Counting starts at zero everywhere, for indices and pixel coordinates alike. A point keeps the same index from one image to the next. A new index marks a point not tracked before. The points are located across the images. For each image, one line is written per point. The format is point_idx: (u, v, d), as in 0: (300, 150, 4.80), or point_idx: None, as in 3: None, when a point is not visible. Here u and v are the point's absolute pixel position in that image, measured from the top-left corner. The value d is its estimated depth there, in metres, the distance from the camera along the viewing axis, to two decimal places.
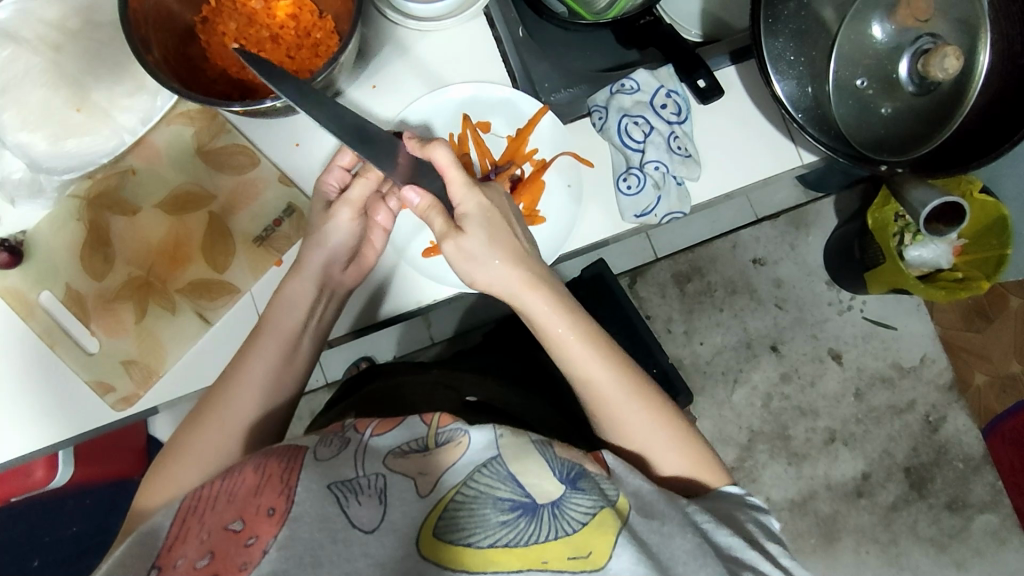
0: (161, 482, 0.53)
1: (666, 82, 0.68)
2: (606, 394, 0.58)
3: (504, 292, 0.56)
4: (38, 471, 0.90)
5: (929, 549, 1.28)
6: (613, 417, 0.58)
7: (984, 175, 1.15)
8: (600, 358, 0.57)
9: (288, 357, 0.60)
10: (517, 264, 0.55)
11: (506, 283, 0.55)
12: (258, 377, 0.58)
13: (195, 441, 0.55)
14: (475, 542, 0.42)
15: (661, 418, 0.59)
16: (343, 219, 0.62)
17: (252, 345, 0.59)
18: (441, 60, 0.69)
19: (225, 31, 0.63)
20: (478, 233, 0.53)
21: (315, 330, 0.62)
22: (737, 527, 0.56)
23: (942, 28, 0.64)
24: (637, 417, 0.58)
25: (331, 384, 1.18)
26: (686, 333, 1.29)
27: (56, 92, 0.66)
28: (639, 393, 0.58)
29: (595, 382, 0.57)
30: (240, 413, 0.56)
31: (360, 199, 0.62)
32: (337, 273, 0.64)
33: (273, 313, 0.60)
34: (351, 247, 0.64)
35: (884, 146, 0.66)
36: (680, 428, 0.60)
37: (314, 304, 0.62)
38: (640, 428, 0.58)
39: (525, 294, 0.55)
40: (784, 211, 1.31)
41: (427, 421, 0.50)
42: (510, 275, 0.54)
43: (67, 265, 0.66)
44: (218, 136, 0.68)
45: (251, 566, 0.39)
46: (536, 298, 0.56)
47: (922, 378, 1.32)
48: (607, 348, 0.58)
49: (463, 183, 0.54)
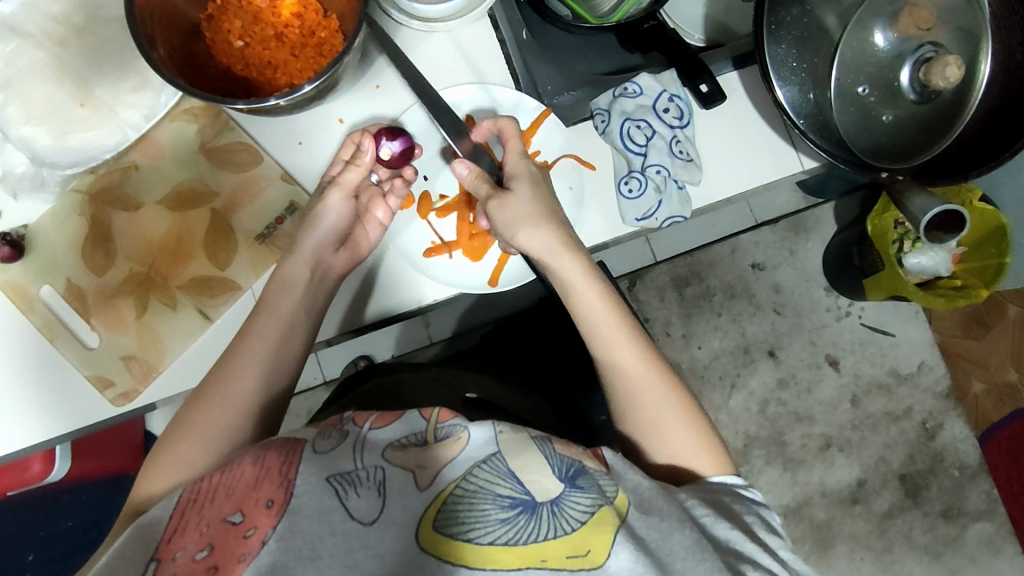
0: (162, 465, 0.52)
1: (668, 86, 0.68)
2: (626, 368, 0.60)
3: (541, 255, 0.61)
4: (35, 465, 0.90)
5: (923, 557, 1.28)
6: (626, 395, 0.60)
7: (984, 183, 1.15)
8: (624, 330, 0.61)
9: (287, 337, 0.60)
10: (555, 230, 0.60)
11: (544, 243, 0.60)
12: (259, 356, 0.58)
13: (194, 413, 0.55)
14: (474, 538, 0.42)
15: (673, 393, 0.60)
16: (335, 201, 0.63)
17: (251, 326, 0.60)
18: (445, 60, 0.69)
19: (231, 28, 0.63)
20: (524, 191, 0.60)
21: (312, 313, 0.63)
22: (734, 516, 0.56)
23: (943, 38, 0.65)
24: (649, 392, 0.60)
25: (328, 382, 1.18)
26: (684, 338, 1.30)
27: (60, 87, 0.67)
28: (654, 365, 0.61)
29: (616, 354, 0.60)
30: (240, 389, 0.57)
31: (352, 182, 0.63)
32: (329, 255, 0.64)
33: (271, 295, 0.61)
34: (342, 231, 0.64)
35: (885, 152, 0.67)
36: (692, 409, 0.61)
37: (308, 286, 0.63)
38: (653, 404, 0.60)
39: (562, 258, 0.60)
40: (786, 215, 1.32)
41: (426, 416, 0.50)
42: (549, 238, 0.60)
43: (68, 259, 0.66)
44: (221, 133, 0.68)
45: (250, 558, 0.40)
46: (568, 262, 0.61)
47: (919, 386, 1.32)
48: (628, 322, 0.62)
49: (519, 152, 0.62)
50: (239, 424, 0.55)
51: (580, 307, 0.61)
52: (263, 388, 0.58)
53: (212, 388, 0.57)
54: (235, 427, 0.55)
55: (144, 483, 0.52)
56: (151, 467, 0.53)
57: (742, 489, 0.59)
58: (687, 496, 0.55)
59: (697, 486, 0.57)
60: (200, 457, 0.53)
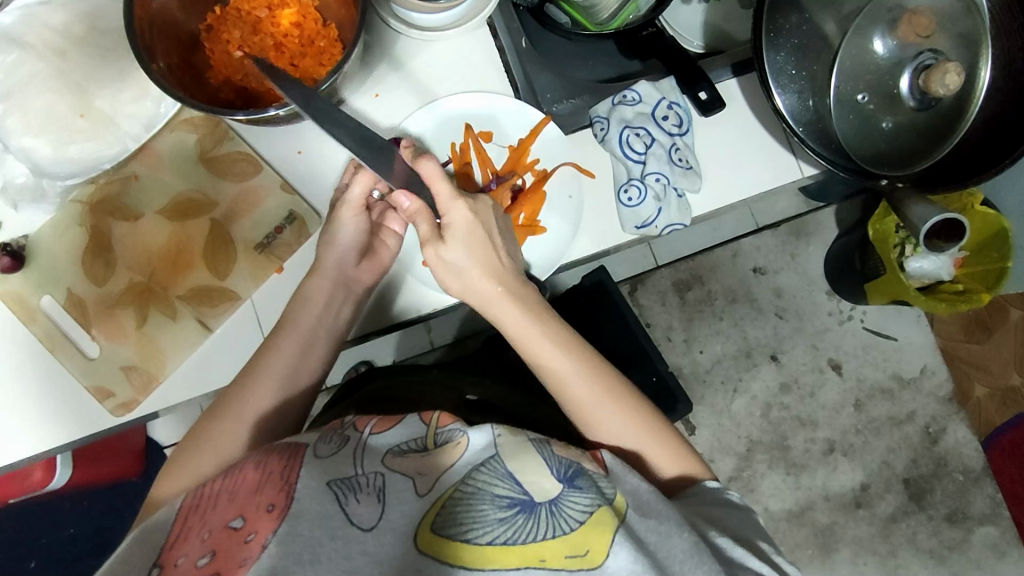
0: (183, 472, 0.53)
1: (668, 94, 0.68)
2: (583, 397, 0.58)
3: (480, 303, 0.57)
4: (36, 473, 0.90)
5: (928, 561, 1.28)
6: (594, 419, 0.58)
7: (986, 186, 1.14)
8: (578, 366, 0.58)
9: (305, 353, 0.61)
10: (498, 282, 0.56)
11: (485, 295, 0.57)
12: (277, 368, 0.59)
13: (216, 426, 0.56)
14: (473, 538, 0.43)
15: (640, 419, 0.59)
16: (346, 219, 0.62)
17: (270, 343, 0.60)
18: (444, 70, 0.69)
19: (230, 38, 0.63)
20: (459, 248, 0.55)
21: (331, 331, 0.63)
22: (733, 528, 0.56)
23: (943, 44, 0.64)
24: (613, 417, 0.58)
25: (330, 390, 1.18)
26: (686, 342, 1.29)
27: (60, 98, 0.66)
28: (616, 395, 0.58)
29: (573, 389, 0.58)
30: (258, 403, 0.57)
31: (360, 198, 0.62)
32: (351, 269, 0.64)
33: (292, 311, 0.61)
34: (362, 244, 0.64)
35: (884, 159, 0.67)
36: (663, 432, 0.60)
37: (328, 302, 0.62)
38: (619, 429, 0.59)
39: (501, 307, 0.57)
40: (785, 221, 1.30)
41: (425, 422, 0.52)
42: (490, 290, 0.56)
43: (68, 270, 0.67)
44: (221, 143, 0.68)
45: (250, 561, 0.39)
46: (510, 311, 0.57)
47: (922, 390, 1.32)
48: (582, 354, 0.58)
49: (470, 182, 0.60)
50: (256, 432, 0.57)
51: (533, 350, 0.58)
52: (282, 402, 0.59)
53: (234, 398, 0.57)
54: (253, 439, 0.56)
55: (161, 486, 0.53)
56: (170, 471, 0.54)
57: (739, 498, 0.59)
58: (698, 520, 0.55)
59: (695, 498, 0.58)
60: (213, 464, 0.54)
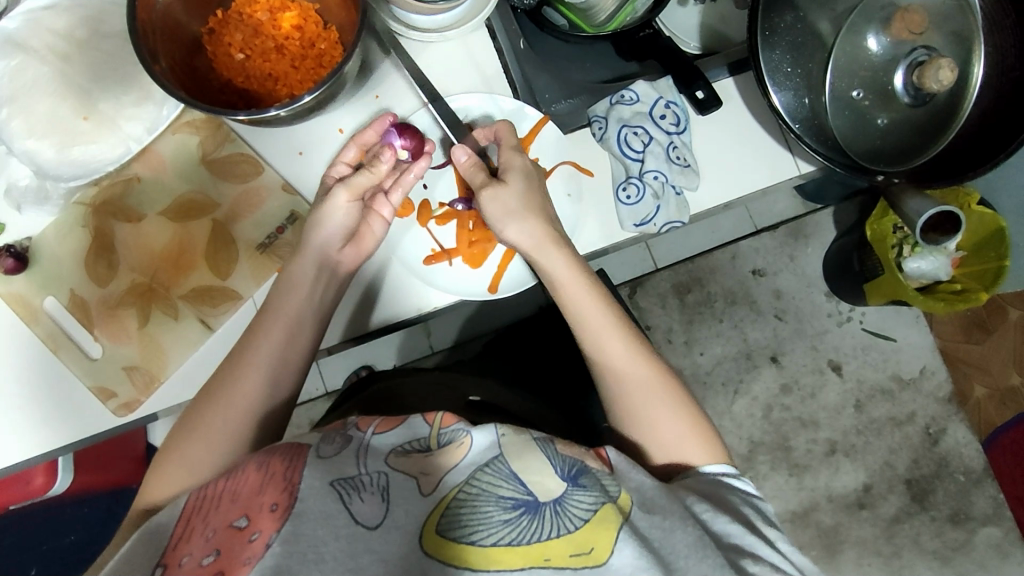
0: (174, 466, 0.53)
1: (665, 92, 0.69)
2: (613, 361, 0.61)
3: (528, 248, 0.61)
4: (38, 478, 0.91)
5: (932, 562, 1.28)
6: (625, 387, 0.61)
7: (982, 186, 1.15)
8: (615, 322, 0.62)
9: (292, 336, 0.61)
10: (545, 226, 0.60)
11: (530, 237, 0.60)
12: (265, 359, 0.59)
13: (207, 416, 0.56)
14: (477, 540, 0.43)
15: (669, 386, 0.61)
16: (339, 202, 0.61)
17: (257, 327, 0.60)
18: (440, 71, 0.70)
19: (231, 41, 0.64)
20: (516, 184, 0.60)
21: (316, 314, 0.62)
22: (732, 510, 0.56)
23: (936, 41, 0.65)
24: (643, 381, 0.61)
25: (331, 393, 1.18)
26: (687, 344, 1.30)
27: (63, 102, 0.67)
28: (643, 355, 0.62)
29: (601, 340, 0.62)
30: (245, 391, 0.57)
31: (362, 186, 0.61)
32: (336, 251, 0.63)
33: (276, 296, 0.61)
34: (349, 229, 0.63)
35: (882, 156, 0.68)
36: (689, 405, 0.61)
37: (313, 285, 0.62)
38: (646, 398, 0.60)
39: (548, 255, 0.61)
40: (783, 223, 1.32)
41: (429, 422, 0.51)
42: (537, 232, 0.60)
43: (70, 271, 0.67)
44: (223, 144, 0.68)
45: (254, 561, 0.40)
46: (554, 257, 0.61)
47: (922, 391, 1.32)
48: (616, 314, 0.63)
49: (512, 146, 0.62)
50: (246, 420, 0.57)
51: (572, 304, 0.62)
52: (267, 390, 0.58)
53: (221, 389, 0.57)
54: (239, 429, 0.56)
55: (153, 485, 0.53)
56: (159, 471, 0.54)
57: (735, 480, 0.59)
58: (686, 494, 0.55)
59: (701, 479, 0.58)
60: (210, 458, 0.54)
